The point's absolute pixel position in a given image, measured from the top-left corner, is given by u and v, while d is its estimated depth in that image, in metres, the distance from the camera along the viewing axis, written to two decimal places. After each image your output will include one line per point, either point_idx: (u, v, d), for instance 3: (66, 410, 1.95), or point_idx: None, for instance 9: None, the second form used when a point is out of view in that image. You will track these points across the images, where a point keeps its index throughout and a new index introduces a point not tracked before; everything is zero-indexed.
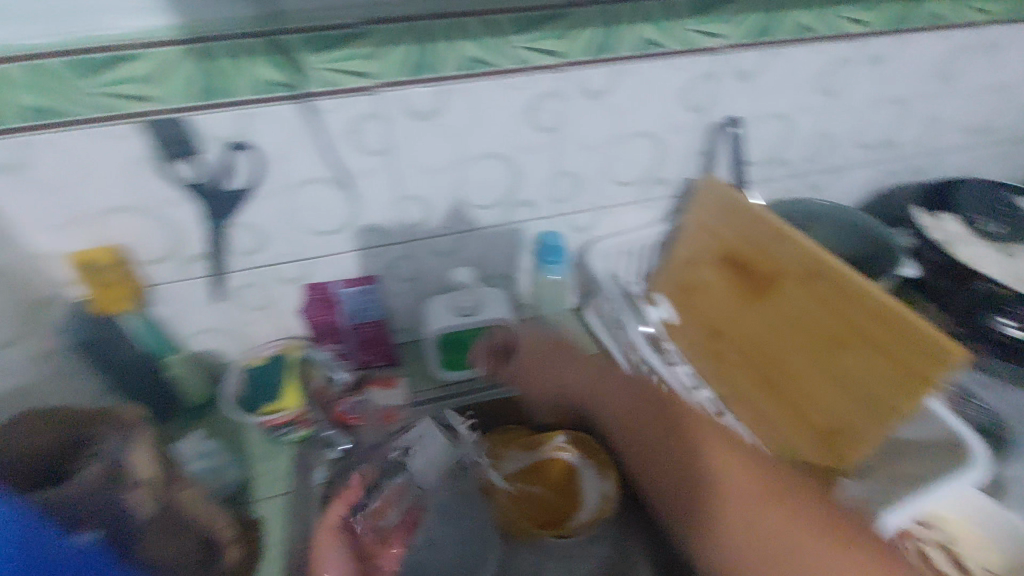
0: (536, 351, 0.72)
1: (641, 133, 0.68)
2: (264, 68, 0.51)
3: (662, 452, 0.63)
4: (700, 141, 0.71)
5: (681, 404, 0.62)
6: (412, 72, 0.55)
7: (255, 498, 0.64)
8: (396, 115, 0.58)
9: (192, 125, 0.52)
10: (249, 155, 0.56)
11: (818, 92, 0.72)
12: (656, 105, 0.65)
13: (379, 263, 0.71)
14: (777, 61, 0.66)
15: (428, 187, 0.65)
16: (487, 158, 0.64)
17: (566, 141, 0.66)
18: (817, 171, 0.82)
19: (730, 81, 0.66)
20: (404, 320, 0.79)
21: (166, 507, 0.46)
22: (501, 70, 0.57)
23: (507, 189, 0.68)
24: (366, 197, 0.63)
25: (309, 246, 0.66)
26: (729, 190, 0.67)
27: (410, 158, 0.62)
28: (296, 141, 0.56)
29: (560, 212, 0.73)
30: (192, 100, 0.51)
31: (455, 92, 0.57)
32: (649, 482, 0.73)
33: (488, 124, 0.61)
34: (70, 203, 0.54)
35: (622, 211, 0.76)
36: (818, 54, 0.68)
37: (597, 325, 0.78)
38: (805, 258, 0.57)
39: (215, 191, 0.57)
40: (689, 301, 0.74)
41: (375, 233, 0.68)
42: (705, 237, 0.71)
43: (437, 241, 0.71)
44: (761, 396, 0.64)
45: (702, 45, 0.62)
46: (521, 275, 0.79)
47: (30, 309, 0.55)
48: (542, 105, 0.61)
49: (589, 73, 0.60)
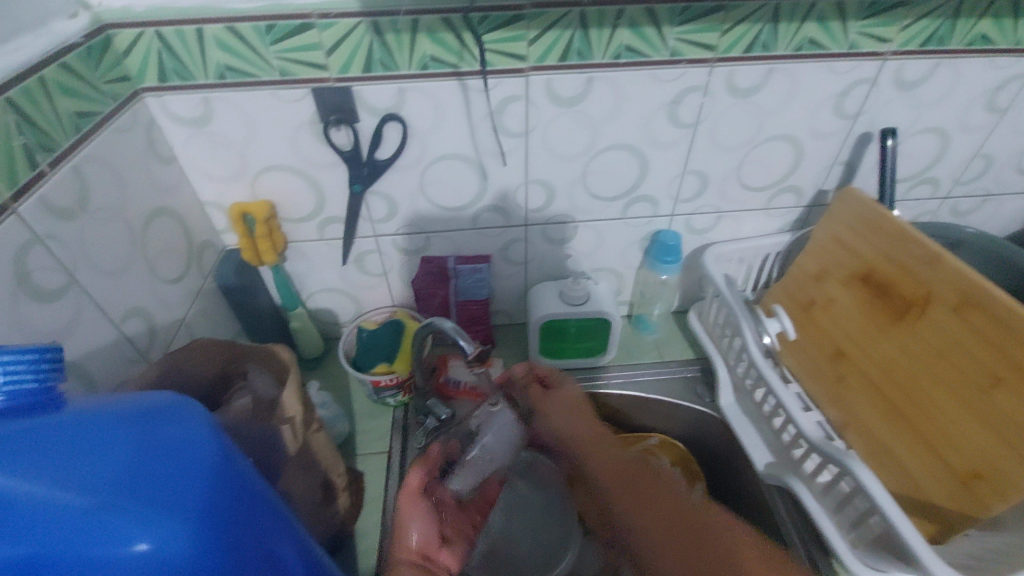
0: (564, 400, 0.64)
1: (778, 137, 0.65)
2: (428, 44, 0.53)
3: (652, 499, 0.57)
4: (840, 149, 0.68)
5: (659, 475, 0.60)
6: (564, 58, 0.55)
7: (358, 452, 0.67)
8: (541, 99, 0.58)
9: (354, 94, 0.55)
10: (398, 128, 0.59)
11: (982, 109, 0.66)
12: (804, 108, 0.63)
13: (495, 245, 0.73)
14: (942, 71, 0.62)
15: (556, 175, 0.66)
16: (617, 150, 0.64)
17: (700, 139, 0.64)
18: (962, 193, 0.76)
19: (887, 88, 0.62)
20: (506, 302, 0.81)
21: (303, 447, 0.48)
22: (652, 60, 0.57)
23: (631, 183, 0.68)
24: (495, 179, 0.65)
25: (433, 221, 0.68)
26: (874, 205, 0.63)
27: (543, 144, 0.62)
28: (443, 117, 0.59)
29: (679, 212, 0.72)
30: (359, 71, 0.54)
31: (600, 81, 0.58)
32: (742, 497, 0.71)
33: (625, 116, 0.61)
34: (241, 159, 0.59)
35: (742, 215, 0.74)
36: (994, 67, 0.62)
37: (703, 332, 0.77)
38: (964, 285, 0.53)
39: (362, 159, 0.60)
40: (809, 317, 0.70)
41: (497, 214, 0.69)
42: (837, 253, 0.67)
43: (554, 228, 0.72)
44: (886, 426, 0.60)
45: (865, 48, 0.58)
46: (627, 271, 0.79)
47: (193, 251, 0.61)
48: (682, 101, 0.60)
49: (737, 70, 0.58)
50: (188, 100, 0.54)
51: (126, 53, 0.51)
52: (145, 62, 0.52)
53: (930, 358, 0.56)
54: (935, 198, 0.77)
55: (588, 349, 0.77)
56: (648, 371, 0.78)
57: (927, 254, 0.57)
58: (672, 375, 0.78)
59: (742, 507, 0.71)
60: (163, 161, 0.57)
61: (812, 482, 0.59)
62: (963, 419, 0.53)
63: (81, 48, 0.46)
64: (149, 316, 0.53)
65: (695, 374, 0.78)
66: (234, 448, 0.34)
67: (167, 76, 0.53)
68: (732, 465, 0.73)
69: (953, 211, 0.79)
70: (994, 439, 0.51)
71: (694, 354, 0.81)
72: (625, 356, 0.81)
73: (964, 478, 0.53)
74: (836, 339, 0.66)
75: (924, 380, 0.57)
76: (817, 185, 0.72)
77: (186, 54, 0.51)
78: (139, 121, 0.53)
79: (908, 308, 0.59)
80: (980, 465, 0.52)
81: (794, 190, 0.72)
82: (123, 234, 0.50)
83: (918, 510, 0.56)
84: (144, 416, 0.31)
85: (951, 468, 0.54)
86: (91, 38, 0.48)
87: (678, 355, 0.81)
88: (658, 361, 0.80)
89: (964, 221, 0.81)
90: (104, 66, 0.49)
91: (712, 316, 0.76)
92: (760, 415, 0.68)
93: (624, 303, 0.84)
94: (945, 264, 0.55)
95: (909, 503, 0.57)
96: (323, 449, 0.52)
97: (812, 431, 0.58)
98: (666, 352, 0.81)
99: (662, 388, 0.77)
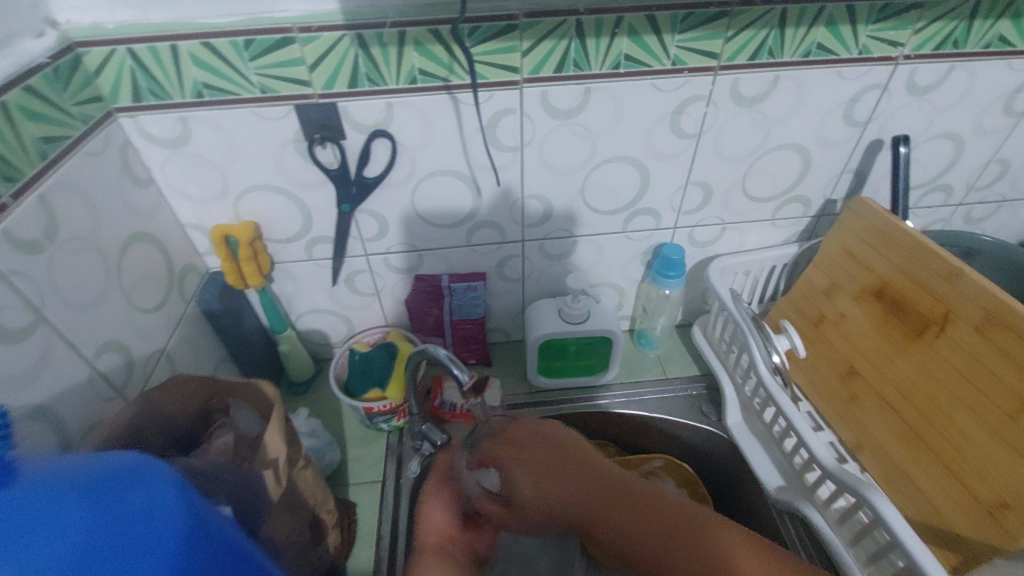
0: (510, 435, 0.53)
1: (785, 146, 0.62)
2: (415, 57, 0.50)
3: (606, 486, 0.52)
4: (850, 157, 0.65)
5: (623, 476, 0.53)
6: (559, 69, 0.53)
7: (351, 481, 0.65)
8: (536, 111, 0.55)
9: (340, 111, 0.53)
10: (387, 145, 0.56)
11: (1000, 112, 0.63)
12: (813, 115, 0.60)
13: (491, 261, 0.70)
14: (958, 74, 0.59)
15: (553, 189, 0.63)
16: (616, 163, 0.61)
17: (703, 150, 0.61)
18: (977, 198, 0.73)
19: (900, 93, 0.60)
20: (503, 319, 0.78)
21: (289, 487, 0.45)
22: (653, 69, 0.54)
23: (632, 197, 0.65)
24: (489, 195, 0.62)
25: (425, 238, 0.66)
26: (887, 216, 0.60)
27: (539, 158, 0.60)
28: (434, 132, 0.56)
29: (681, 225, 0.70)
30: (344, 87, 0.51)
31: (598, 92, 0.55)
32: (750, 519, 0.68)
33: (625, 128, 0.58)
34: (222, 179, 0.57)
35: (747, 227, 0.71)
36: (1013, 70, 0.60)
37: (707, 347, 0.75)
38: (987, 301, 0.51)
39: (350, 178, 0.58)
40: (820, 334, 0.67)
41: (492, 230, 0.66)
42: (848, 266, 0.64)
43: (552, 243, 0.69)
44: (905, 452, 0.57)
45: (877, 53, 0.56)
46: (627, 285, 0.76)
47: (174, 277, 0.58)
48: (685, 111, 0.58)
49: (741, 78, 0.56)
50: (164, 120, 0.52)
51: (98, 72, 0.48)
52: (117, 80, 0.49)
53: (951, 380, 0.53)
54: (949, 205, 0.74)
55: (588, 368, 0.74)
56: (651, 389, 0.76)
57: (945, 269, 0.54)
58: (675, 393, 0.76)
59: (751, 531, 0.68)
60: (141, 184, 0.54)
61: (826, 510, 0.56)
62: (988, 445, 0.50)
63: (47, 70, 0.44)
64: (126, 349, 0.50)
65: (699, 391, 0.76)
66: (208, 505, 0.32)
67: (142, 96, 0.50)
68: (740, 486, 0.70)
69: (966, 218, 0.76)
70: (1023, 466, 0.48)
71: (699, 369, 0.78)
72: (626, 373, 0.78)
73: (991, 509, 0.49)
74: (847, 356, 0.64)
75: (945, 403, 0.54)
76: (825, 195, 0.69)
77: (161, 72, 0.49)
78: (114, 144, 0.51)
79: (926, 325, 0.56)
80: (1008, 494, 0.48)
81: (802, 200, 0.69)
82: (97, 264, 0.48)
83: (941, 541, 0.53)
84: (104, 484, 0.28)
85: (976, 497, 0.51)
86: (57, 59, 0.45)
87: (682, 371, 0.78)
88: (661, 378, 0.77)
89: (978, 228, 0.78)
90: (74, 88, 0.46)
91: (716, 330, 0.74)
92: (770, 437, 0.65)
93: (625, 317, 0.81)
94: (967, 280, 0.52)
95: (930, 533, 0.54)
96: (311, 486, 0.50)
97: (826, 456, 0.55)
98: (669, 369, 0.79)
99: (666, 406, 0.75)
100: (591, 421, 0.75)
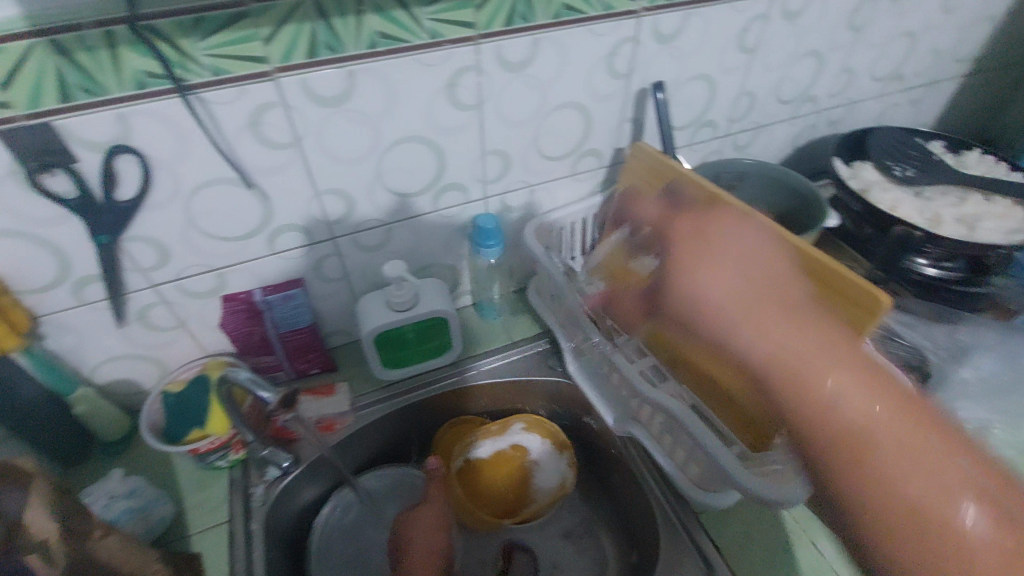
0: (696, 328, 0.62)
1: (564, 105, 0.66)
2: (136, 58, 0.45)
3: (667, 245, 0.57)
4: (625, 106, 0.70)
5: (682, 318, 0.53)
6: (312, 54, 0.50)
7: (191, 531, 0.59)
8: (300, 102, 0.53)
9: (60, 130, 0.46)
10: (135, 161, 0.50)
11: (735, 51, 0.72)
12: (579, 73, 0.64)
13: (305, 265, 0.66)
14: (693, 21, 0.66)
15: (348, 179, 0.61)
16: (406, 144, 0.61)
17: (489, 116, 0.63)
18: (738, 129, 0.84)
19: (648, 43, 0.65)
20: (340, 320, 0.76)
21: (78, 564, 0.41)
22: (413, 45, 0.54)
23: (432, 173, 0.65)
24: (278, 193, 0.58)
25: (219, 255, 0.60)
26: (658, 154, 0.66)
27: (321, 151, 0.57)
28: (189, 143, 0.51)
29: (490, 194, 0.71)
30: (54, 102, 0.44)
31: (363, 74, 0.53)
32: (603, 453, 0.74)
33: (406, 104, 0.58)
34: None
35: (552, 185, 0.75)
36: (734, 11, 0.68)
37: (541, 305, 0.77)
38: None
39: (100, 205, 0.51)
40: (627, 272, 0.73)
41: (295, 233, 0.63)
42: (638, 206, 0.70)
43: (365, 235, 0.67)
44: (704, 361, 0.65)
45: (619, 8, 0.60)
46: (456, 263, 0.77)
47: None
48: (459, 83, 0.58)
49: (504, 45, 0.57)
50: None
51: None
52: None
53: None
54: (718, 137, 0.83)
55: (433, 350, 0.74)
56: (500, 355, 0.78)
57: (705, 195, 0.61)
58: (523, 354, 0.78)
59: (605, 461, 0.74)
60: None
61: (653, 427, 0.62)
62: None
63: None
64: None
65: (545, 347, 0.79)
66: None
67: None
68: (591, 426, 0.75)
69: (735, 146, 0.87)
70: None
71: (540, 328, 0.81)
72: (473, 346, 0.79)
73: None
74: None
75: None
76: (613, 144, 0.74)
77: None
78: None
79: None
80: None
81: (594, 152, 0.74)
82: None
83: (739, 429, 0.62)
84: None
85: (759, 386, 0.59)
86: None
87: (526, 332, 0.81)
88: (507, 342, 0.80)
89: (747, 154, 0.89)
90: None
91: (545, 288, 0.76)
92: (604, 374, 0.69)
93: (464, 293, 0.82)
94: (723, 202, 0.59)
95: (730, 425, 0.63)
96: (121, 552, 0.45)
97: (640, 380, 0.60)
98: (514, 333, 0.81)
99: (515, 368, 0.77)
100: (448, 401, 0.76)
